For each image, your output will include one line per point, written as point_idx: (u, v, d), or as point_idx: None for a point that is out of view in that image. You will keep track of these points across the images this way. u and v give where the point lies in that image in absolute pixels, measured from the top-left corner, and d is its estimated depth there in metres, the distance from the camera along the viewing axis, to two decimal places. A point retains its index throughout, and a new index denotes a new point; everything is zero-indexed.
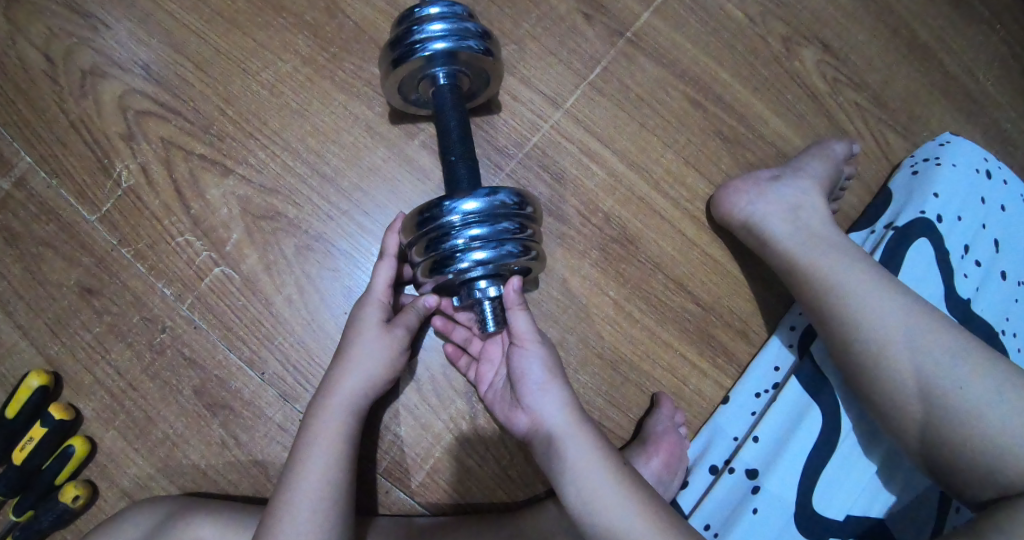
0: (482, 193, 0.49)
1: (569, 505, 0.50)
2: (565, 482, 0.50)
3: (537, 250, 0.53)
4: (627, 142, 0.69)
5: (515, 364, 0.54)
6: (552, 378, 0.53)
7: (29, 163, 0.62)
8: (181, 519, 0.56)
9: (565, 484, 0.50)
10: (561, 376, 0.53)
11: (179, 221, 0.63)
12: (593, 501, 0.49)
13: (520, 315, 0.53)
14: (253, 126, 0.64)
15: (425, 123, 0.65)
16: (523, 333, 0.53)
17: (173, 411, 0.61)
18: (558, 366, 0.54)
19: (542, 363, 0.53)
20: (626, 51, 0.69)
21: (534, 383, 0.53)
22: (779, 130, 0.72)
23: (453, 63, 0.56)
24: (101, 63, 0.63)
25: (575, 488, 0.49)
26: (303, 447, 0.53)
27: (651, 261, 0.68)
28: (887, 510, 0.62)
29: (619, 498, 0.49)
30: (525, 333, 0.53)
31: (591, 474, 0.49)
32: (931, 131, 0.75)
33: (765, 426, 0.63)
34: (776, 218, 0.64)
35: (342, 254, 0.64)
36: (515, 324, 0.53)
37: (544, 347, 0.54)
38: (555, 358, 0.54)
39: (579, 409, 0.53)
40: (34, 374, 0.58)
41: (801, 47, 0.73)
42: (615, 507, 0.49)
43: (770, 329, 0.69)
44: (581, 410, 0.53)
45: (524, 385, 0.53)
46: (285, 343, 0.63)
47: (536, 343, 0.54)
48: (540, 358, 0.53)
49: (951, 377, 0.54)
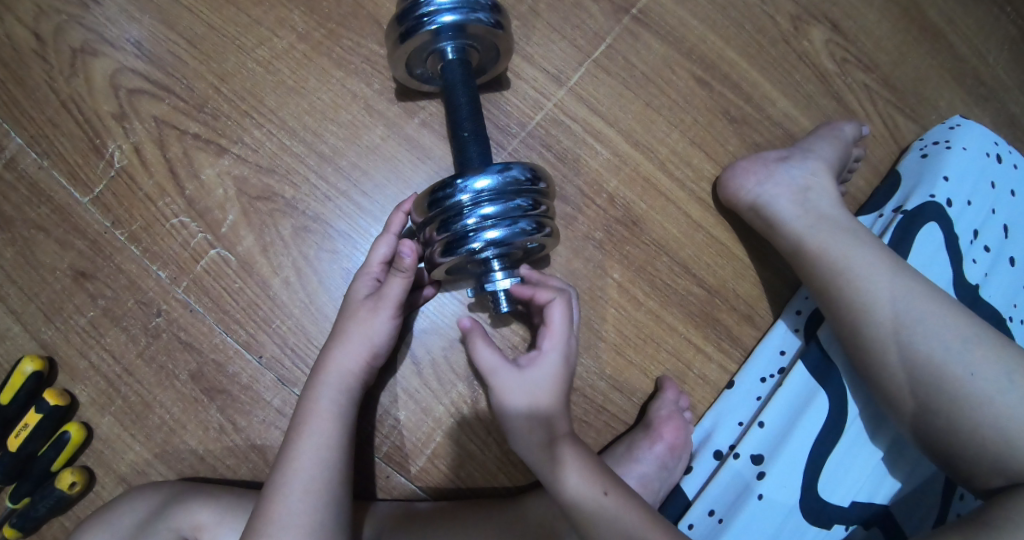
0: (494, 169, 0.48)
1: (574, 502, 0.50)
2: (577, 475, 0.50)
3: (551, 226, 0.52)
4: (632, 121, 0.67)
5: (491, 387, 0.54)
6: (513, 412, 0.52)
7: (20, 144, 0.60)
8: (177, 505, 0.55)
9: (573, 477, 0.50)
10: (520, 411, 0.52)
11: (173, 202, 0.61)
12: (589, 497, 0.49)
13: (481, 349, 0.53)
14: (248, 105, 0.62)
15: (426, 102, 0.64)
16: (484, 365, 0.53)
17: (170, 396, 0.60)
18: (522, 405, 0.52)
19: (502, 399, 0.52)
20: (632, 27, 0.68)
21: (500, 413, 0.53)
22: (786, 111, 0.70)
23: (462, 37, 0.54)
24: (91, 41, 0.62)
25: (572, 484, 0.50)
26: (300, 427, 0.52)
27: (656, 243, 0.66)
28: (891, 496, 0.61)
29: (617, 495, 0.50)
30: (484, 365, 0.53)
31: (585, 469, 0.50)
32: (941, 114, 0.74)
33: (771, 411, 0.62)
34: (785, 200, 0.62)
35: (341, 235, 0.62)
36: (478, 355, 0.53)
37: (504, 382, 0.52)
38: (517, 395, 0.52)
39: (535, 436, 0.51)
40: (28, 359, 0.57)
41: (810, 25, 0.71)
42: (613, 506, 0.49)
43: (775, 314, 0.68)
44: (540, 443, 0.51)
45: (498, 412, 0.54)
46: (283, 326, 0.61)
47: (495, 376, 0.52)
48: (500, 393, 0.52)
49: (962, 363, 0.53)
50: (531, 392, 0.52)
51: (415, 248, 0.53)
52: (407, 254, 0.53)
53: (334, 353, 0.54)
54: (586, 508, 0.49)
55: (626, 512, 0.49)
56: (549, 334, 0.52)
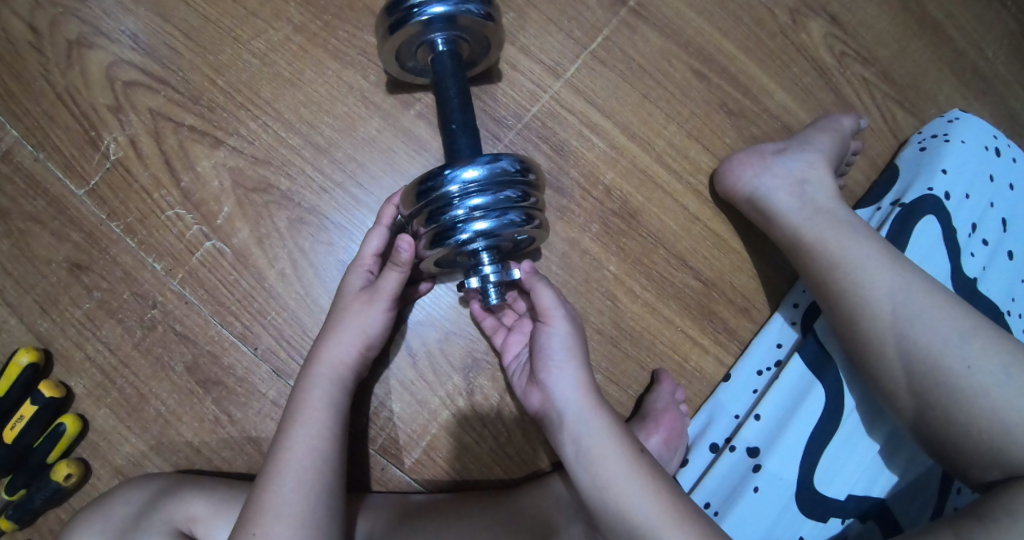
0: (483, 160, 0.48)
1: (583, 492, 0.50)
2: (578, 465, 0.50)
3: (540, 218, 0.51)
4: (629, 114, 0.67)
5: (540, 339, 0.54)
6: (576, 356, 0.53)
7: (15, 136, 0.60)
8: (172, 496, 0.55)
9: (576, 468, 0.50)
10: (581, 356, 0.53)
11: (169, 194, 0.61)
12: (607, 490, 0.49)
13: (543, 290, 0.54)
14: (244, 97, 0.62)
15: (422, 94, 0.64)
16: (546, 307, 0.54)
17: (166, 388, 0.60)
18: (580, 345, 0.54)
19: (564, 341, 0.53)
20: (629, 20, 0.67)
21: (553, 359, 0.53)
22: (784, 104, 0.70)
23: (452, 28, 0.54)
24: (87, 33, 0.61)
25: (585, 473, 0.50)
26: (293, 417, 0.52)
27: (654, 236, 0.66)
28: (888, 489, 0.61)
29: (636, 486, 0.48)
30: (548, 309, 0.53)
31: (601, 460, 0.49)
32: (939, 107, 0.74)
33: (767, 404, 0.62)
34: (782, 193, 0.62)
35: (336, 227, 0.62)
36: (538, 298, 0.54)
37: (570, 324, 0.54)
38: (578, 338, 0.54)
39: (592, 384, 0.52)
40: (23, 351, 0.57)
41: (808, 18, 0.71)
42: (631, 498, 0.48)
43: (772, 307, 0.67)
44: (597, 392, 0.52)
45: (542, 360, 0.53)
46: (278, 318, 0.61)
47: (560, 320, 0.53)
48: (562, 336, 0.53)
49: (958, 355, 0.53)
50: (584, 339, 0.55)
51: (412, 243, 0.52)
52: (403, 246, 0.52)
53: (327, 344, 0.54)
54: (598, 502, 0.49)
55: (645, 504, 0.48)
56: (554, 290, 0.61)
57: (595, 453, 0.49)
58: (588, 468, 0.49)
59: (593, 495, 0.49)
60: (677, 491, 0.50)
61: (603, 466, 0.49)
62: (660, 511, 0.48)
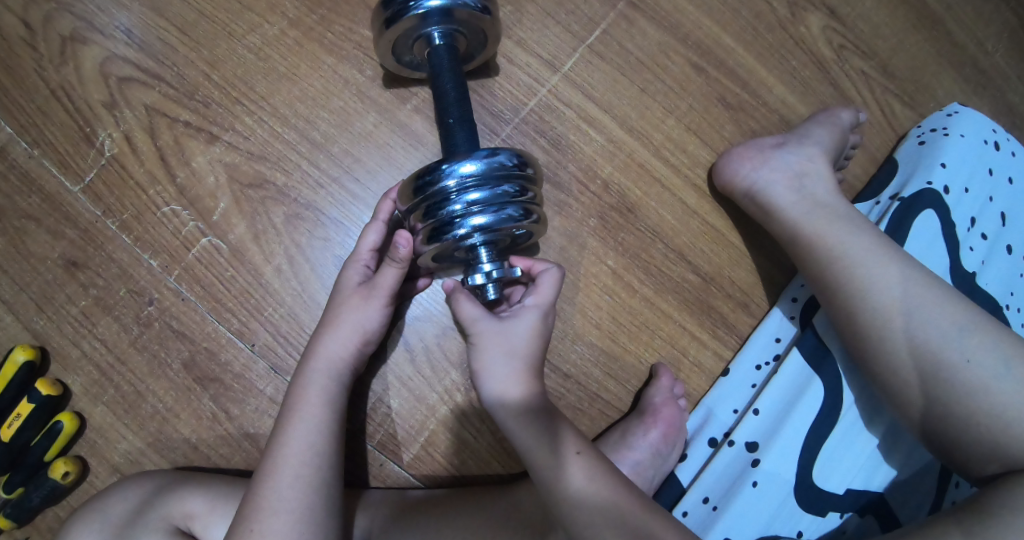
0: (481, 154, 0.47)
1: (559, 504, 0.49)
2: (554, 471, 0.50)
3: (538, 213, 0.51)
4: (626, 107, 0.67)
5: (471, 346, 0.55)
6: (496, 362, 0.53)
7: (10, 133, 0.60)
8: (170, 493, 0.55)
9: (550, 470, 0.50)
10: (502, 364, 0.52)
11: (164, 191, 0.61)
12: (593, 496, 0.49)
13: (455, 305, 0.53)
14: (239, 92, 0.62)
15: (419, 88, 0.63)
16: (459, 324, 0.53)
17: (163, 385, 0.60)
18: (500, 354, 0.53)
19: (479, 353, 0.53)
20: (627, 13, 0.67)
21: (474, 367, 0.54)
22: (783, 98, 0.70)
23: (449, 22, 0.54)
24: (81, 29, 0.61)
25: (561, 484, 0.49)
26: (290, 413, 0.52)
27: (651, 230, 0.66)
28: (886, 483, 0.61)
29: (614, 497, 0.49)
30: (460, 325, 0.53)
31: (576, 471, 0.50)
32: (938, 101, 0.73)
33: (766, 398, 0.62)
34: (781, 186, 0.62)
35: (333, 222, 0.62)
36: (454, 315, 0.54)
37: (488, 335, 0.52)
38: (496, 347, 0.52)
39: (536, 393, 0.53)
40: (19, 349, 0.57)
41: (807, 12, 0.71)
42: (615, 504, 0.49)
43: (771, 301, 0.67)
44: (533, 397, 0.52)
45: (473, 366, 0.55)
46: (275, 314, 0.61)
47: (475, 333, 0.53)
48: (478, 348, 0.53)
49: (958, 349, 0.53)
50: (513, 346, 0.53)
51: (410, 238, 0.52)
52: (402, 243, 0.52)
53: (324, 340, 0.54)
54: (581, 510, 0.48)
55: (627, 511, 0.49)
56: (539, 288, 0.55)
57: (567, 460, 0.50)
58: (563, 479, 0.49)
59: (571, 507, 0.49)
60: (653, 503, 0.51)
61: (580, 474, 0.50)
62: (642, 517, 0.49)
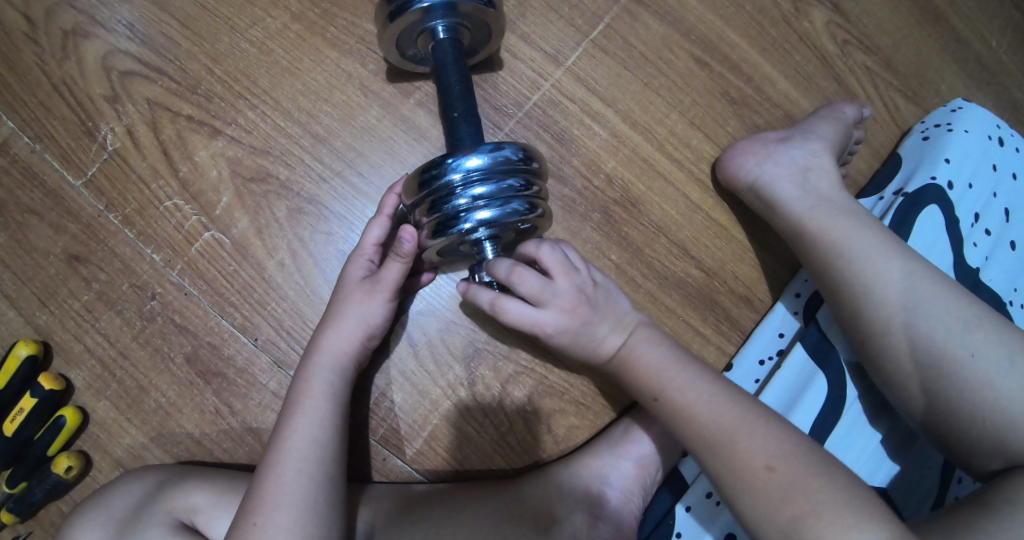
0: (486, 149, 0.47)
1: (684, 442, 0.50)
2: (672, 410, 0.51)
3: (543, 208, 0.51)
4: (629, 102, 0.66)
5: None
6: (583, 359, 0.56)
7: (11, 128, 0.60)
8: (173, 487, 0.55)
9: (666, 412, 0.51)
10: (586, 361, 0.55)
11: (166, 185, 0.61)
12: (707, 426, 0.49)
13: None
14: (242, 86, 0.62)
15: (422, 82, 0.63)
16: None
17: (166, 379, 0.60)
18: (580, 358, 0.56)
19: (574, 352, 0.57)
20: (630, 7, 0.67)
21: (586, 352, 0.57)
22: (786, 93, 0.70)
23: (453, 15, 0.54)
24: (83, 23, 0.61)
25: (677, 417, 0.50)
26: (294, 407, 0.52)
27: (655, 224, 0.66)
28: (889, 479, 0.61)
29: (726, 422, 0.49)
30: None
31: (682, 399, 0.50)
32: (942, 97, 0.73)
33: (769, 394, 0.62)
34: (786, 180, 0.62)
35: (336, 216, 0.62)
36: None
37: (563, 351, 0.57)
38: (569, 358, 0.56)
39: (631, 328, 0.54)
40: (22, 343, 0.57)
41: (811, 7, 0.71)
42: (730, 425, 0.48)
43: (775, 297, 0.67)
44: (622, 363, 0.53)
45: None
46: (278, 308, 0.61)
47: None
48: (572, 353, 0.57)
49: (962, 343, 0.53)
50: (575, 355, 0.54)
51: (415, 233, 0.52)
52: (407, 236, 0.52)
53: (328, 334, 0.54)
54: (707, 440, 0.49)
55: (746, 430, 0.48)
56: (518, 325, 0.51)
57: (672, 395, 0.51)
58: (677, 414, 0.50)
59: (695, 439, 0.49)
60: (769, 421, 0.49)
61: (693, 406, 0.50)
62: (762, 438, 0.48)
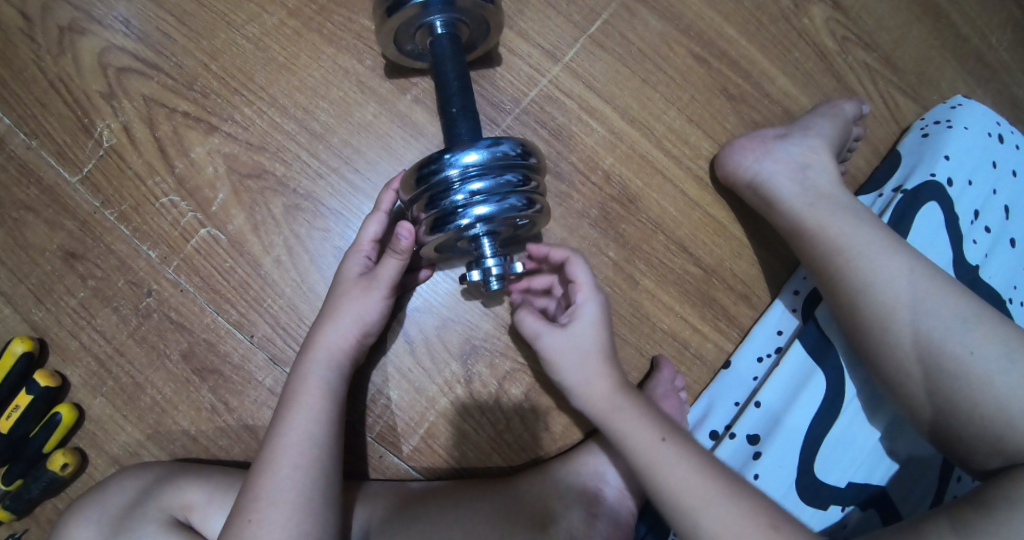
0: (483, 144, 0.47)
1: (659, 507, 0.49)
2: (650, 476, 0.49)
3: (542, 203, 0.51)
4: (628, 98, 0.66)
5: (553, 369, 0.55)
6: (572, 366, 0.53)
7: (7, 124, 0.59)
8: (168, 484, 0.54)
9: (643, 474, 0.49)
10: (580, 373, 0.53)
11: (163, 181, 0.61)
12: (683, 499, 0.47)
13: (525, 316, 0.56)
14: (239, 82, 0.61)
15: (419, 78, 0.63)
16: (532, 331, 0.55)
17: (162, 376, 0.60)
18: (570, 367, 0.53)
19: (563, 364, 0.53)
20: (629, 4, 0.66)
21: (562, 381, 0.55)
22: (785, 89, 0.69)
23: (451, 11, 0.53)
24: (79, 19, 0.61)
25: (655, 483, 0.49)
26: (290, 403, 0.52)
27: (653, 221, 0.66)
28: (888, 477, 0.61)
29: (708, 492, 0.47)
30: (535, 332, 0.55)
31: (658, 466, 0.49)
32: (942, 95, 0.73)
33: (767, 391, 0.62)
34: (784, 177, 0.62)
35: (332, 213, 0.62)
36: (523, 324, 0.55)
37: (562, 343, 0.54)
38: (562, 359, 0.53)
39: (626, 384, 0.53)
40: (18, 340, 0.57)
41: (810, 3, 0.70)
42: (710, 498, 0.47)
43: (773, 294, 0.67)
44: (616, 399, 0.52)
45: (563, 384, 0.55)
46: (274, 305, 0.61)
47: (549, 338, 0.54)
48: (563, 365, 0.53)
49: (962, 340, 0.53)
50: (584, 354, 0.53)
51: (413, 230, 0.52)
52: (404, 234, 0.52)
53: (324, 331, 0.54)
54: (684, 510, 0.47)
55: (727, 503, 0.47)
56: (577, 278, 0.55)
57: (655, 463, 0.49)
58: (652, 480, 0.49)
59: (672, 508, 0.48)
60: (756, 495, 0.48)
61: (674, 475, 0.48)
62: (741, 514, 0.46)
